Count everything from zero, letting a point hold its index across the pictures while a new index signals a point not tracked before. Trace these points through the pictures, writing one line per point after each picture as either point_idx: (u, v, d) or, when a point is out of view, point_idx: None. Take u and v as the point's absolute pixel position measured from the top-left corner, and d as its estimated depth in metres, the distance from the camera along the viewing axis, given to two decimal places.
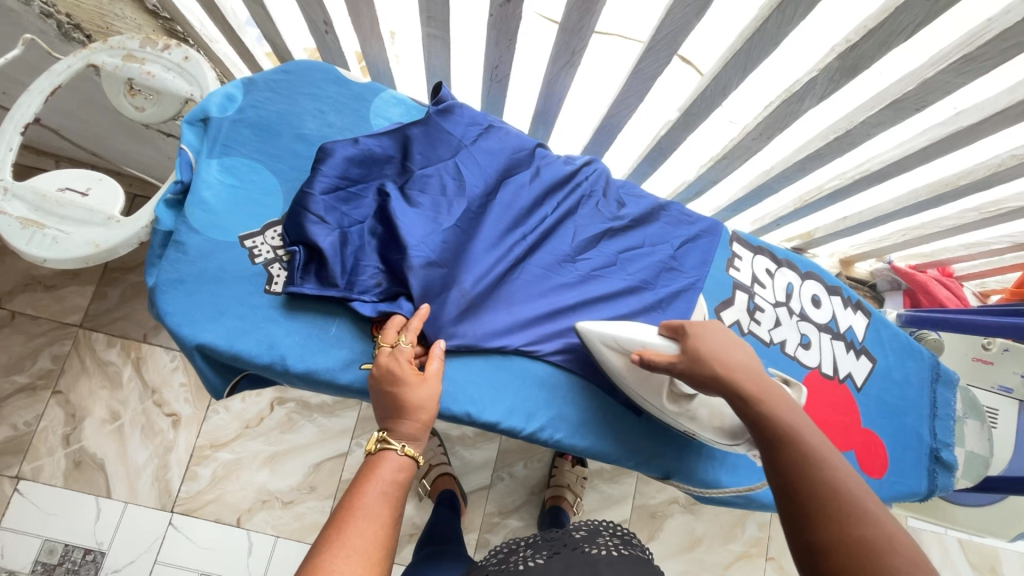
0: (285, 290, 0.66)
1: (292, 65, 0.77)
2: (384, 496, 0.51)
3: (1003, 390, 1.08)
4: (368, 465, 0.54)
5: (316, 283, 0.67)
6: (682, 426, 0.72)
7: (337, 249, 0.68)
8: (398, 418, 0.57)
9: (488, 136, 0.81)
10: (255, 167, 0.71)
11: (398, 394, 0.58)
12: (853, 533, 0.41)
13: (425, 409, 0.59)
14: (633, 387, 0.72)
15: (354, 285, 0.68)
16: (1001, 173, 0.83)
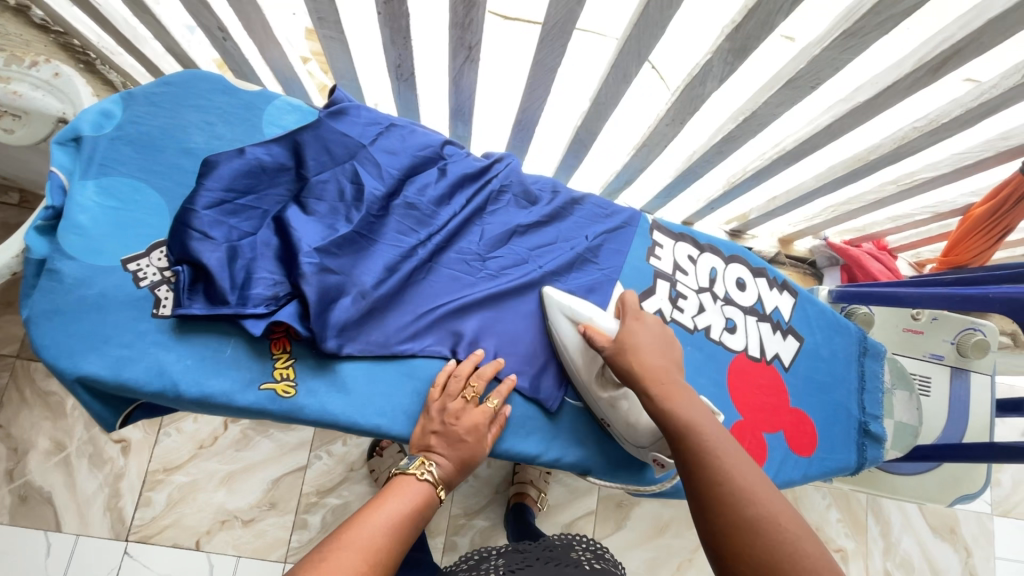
0: (171, 313, 0.63)
1: (175, 76, 0.74)
2: (401, 520, 0.54)
3: (935, 358, 1.10)
4: (395, 483, 0.59)
5: (205, 304, 0.64)
6: (602, 412, 0.75)
7: (225, 263, 0.65)
8: (449, 453, 0.64)
9: (389, 138, 0.79)
10: (136, 187, 0.68)
11: (463, 434, 0.65)
12: (749, 526, 0.46)
13: (475, 459, 0.65)
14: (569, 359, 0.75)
15: (246, 300, 0.65)
16: (906, 146, 0.84)
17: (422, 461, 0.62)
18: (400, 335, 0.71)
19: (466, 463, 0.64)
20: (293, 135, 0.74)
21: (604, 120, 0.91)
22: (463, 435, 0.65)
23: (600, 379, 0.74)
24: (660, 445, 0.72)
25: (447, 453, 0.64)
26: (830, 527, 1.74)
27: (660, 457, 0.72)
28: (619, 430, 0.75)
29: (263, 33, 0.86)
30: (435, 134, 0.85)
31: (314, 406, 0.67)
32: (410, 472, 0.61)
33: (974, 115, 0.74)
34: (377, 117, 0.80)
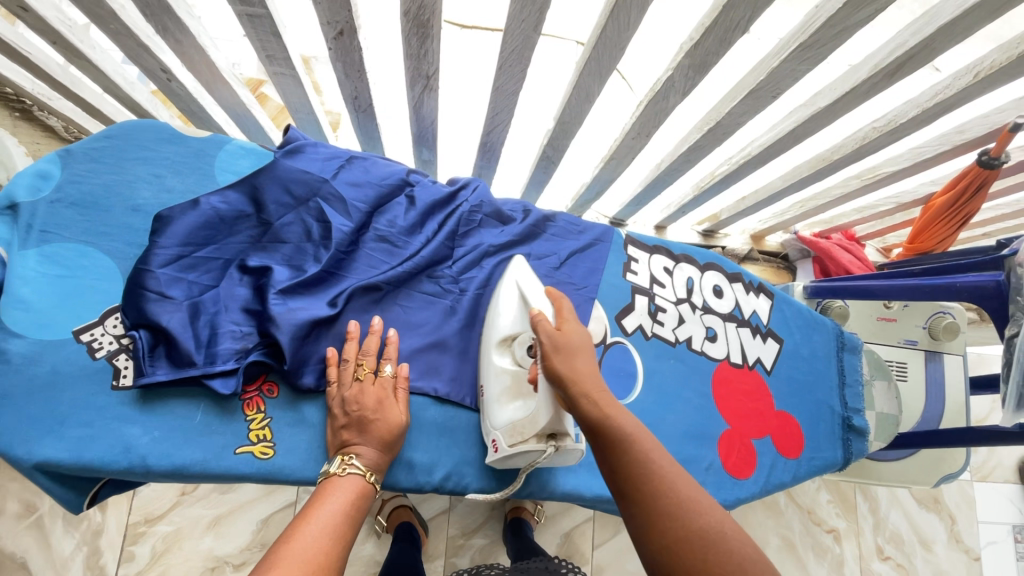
0: (134, 383, 0.59)
1: (116, 129, 0.70)
2: (340, 516, 0.52)
3: (909, 343, 1.13)
4: (322, 490, 0.56)
5: (168, 367, 0.61)
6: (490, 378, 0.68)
7: (188, 321, 0.62)
8: (367, 440, 0.60)
9: (352, 171, 0.76)
10: (84, 251, 0.64)
11: (369, 415, 0.61)
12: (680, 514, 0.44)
13: (389, 436, 0.62)
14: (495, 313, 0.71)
15: (214, 358, 0.62)
16: (867, 146, 0.85)
17: (343, 460, 0.59)
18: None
19: (387, 450, 0.61)
20: (250, 178, 0.70)
21: (571, 138, 0.90)
22: (372, 417, 0.61)
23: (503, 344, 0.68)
24: (509, 431, 0.63)
25: (366, 441, 0.61)
26: (821, 509, 1.78)
27: (499, 440, 0.64)
28: (490, 401, 0.67)
29: (209, 72, 0.82)
30: (399, 163, 0.82)
31: (295, 463, 0.64)
32: (333, 474, 0.58)
33: (930, 114, 0.75)
34: (338, 152, 0.77)
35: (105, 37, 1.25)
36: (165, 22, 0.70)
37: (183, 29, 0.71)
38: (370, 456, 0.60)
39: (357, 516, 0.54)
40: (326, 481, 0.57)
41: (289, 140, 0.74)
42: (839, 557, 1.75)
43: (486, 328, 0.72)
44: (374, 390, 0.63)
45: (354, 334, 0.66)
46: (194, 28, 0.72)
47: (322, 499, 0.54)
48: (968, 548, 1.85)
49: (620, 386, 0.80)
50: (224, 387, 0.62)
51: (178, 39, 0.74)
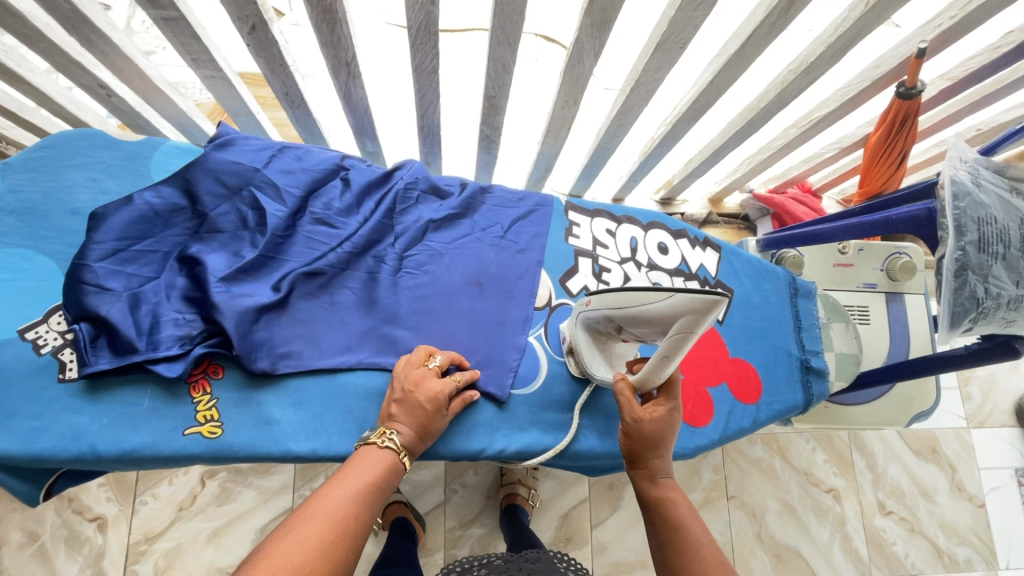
0: (78, 372, 0.62)
1: (53, 140, 0.73)
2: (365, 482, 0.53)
3: (868, 287, 1.13)
4: (355, 456, 0.56)
5: (111, 356, 0.63)
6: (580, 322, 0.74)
7: (129, 310, 0.65)
8: (409, 420, 0.61)
9: (286, 161, 0.79)
10: (27, 256, 0.67)
11: (414, 399, 0.63)
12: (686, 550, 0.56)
13: (433, 427, 0.63)
14: (599, 299, 0.68)
15: (156, 344, 0.64)
16: (790, 89, 0.86)
17: (384, 431, 0.59)
18: (331, 351, 0.71)
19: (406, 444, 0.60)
20: (185, 174, 0.73)
21: (503, 113, 0.92)
22: (422, 402, 0.62)
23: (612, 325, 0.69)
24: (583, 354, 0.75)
25: (407, 420, 0.61)
26: (818, 469, 1.78)
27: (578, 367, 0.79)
28: (579, 347, 0.76)
29: (144, 82, 0.85)
30: (333, 151, 0.85)
31: (245, 441, 0.66)
32: (371, 442, 0.58)
33: (836, 50, 0.77)
34: (273, 144, 0.80)
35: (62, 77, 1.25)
36: (87, 34, 0.73)
37: (106, 39, 0.74)
38: (407, 436, 0.60)
39: (385, 485, 0.54)
40: (363, 446, 0.58)
41: (221, 136, 0.77)
42: (841, 516, 1.74)
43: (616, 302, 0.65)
44: (436, 387, 0.65)
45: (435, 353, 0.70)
46: (117, 38, 0.75)
47: (353, 465, 0.55)
48: (972, 495, 1.84)
49: None
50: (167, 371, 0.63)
51: (105, 51, 0.77)
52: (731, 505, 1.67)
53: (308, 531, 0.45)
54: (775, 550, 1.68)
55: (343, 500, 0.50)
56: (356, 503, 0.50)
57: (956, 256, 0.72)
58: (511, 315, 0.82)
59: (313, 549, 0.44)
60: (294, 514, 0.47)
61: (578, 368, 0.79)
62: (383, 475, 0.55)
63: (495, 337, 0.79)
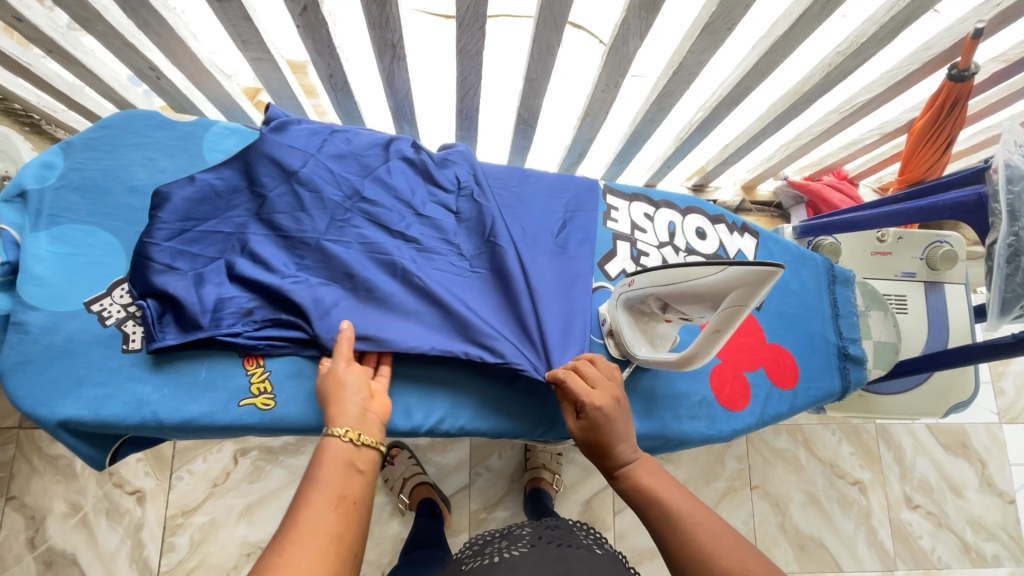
0: (147, 345, 0.64)
1: (111, 119, 0.75)
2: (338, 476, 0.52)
3: (907, 275, 1.12)
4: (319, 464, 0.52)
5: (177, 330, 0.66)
6: (621, 305, 0.75)
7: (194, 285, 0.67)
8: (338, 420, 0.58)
9: (342, 146, 0.81)
10: (90, 231, 0.69)
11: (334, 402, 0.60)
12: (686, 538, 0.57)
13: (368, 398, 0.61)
14: (646, 276, 0.70)
15: (220, 321, 0.66)
16: (836, 72, 0.85)
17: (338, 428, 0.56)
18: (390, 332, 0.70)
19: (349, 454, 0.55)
20: (241, 155, 0.75)
21: (542, 95, 0.92)
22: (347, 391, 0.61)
23: (659, 305, 0.70)
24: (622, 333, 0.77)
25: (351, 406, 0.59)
26: (844, 461, 1.76)
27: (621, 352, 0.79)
28: (621, 329, 0.77)
29: (192, 64, 0.87)
30: (381, 134, 0.85)
31: (297, 415, 0.68)
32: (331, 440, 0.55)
33: (889, 31, 0.76)
34: (328, 126, 0.81)
35: (113, 57, 1.28)
36: (144, 17, 0.75)
37: (161, 21, 0.76)
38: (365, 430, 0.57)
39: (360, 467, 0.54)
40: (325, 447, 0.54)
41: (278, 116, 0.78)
42: (866, 509, 1.73)
43: (664, 278, 0.66)
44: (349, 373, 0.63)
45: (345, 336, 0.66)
46: (171, 20, 0.77)
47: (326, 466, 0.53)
48: (1002, 491, 1.81)
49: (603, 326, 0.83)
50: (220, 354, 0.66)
51: (159, 32, 0.78)
52: (755, 495, 1.67)
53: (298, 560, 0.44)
54: (798, 540, 1.67)
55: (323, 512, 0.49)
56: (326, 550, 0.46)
57: (1009, 241, 0.70)
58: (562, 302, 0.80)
59: None
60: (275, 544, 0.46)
61: (618, 352, 0.80)
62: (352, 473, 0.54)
63: (551, 321, 0.77)
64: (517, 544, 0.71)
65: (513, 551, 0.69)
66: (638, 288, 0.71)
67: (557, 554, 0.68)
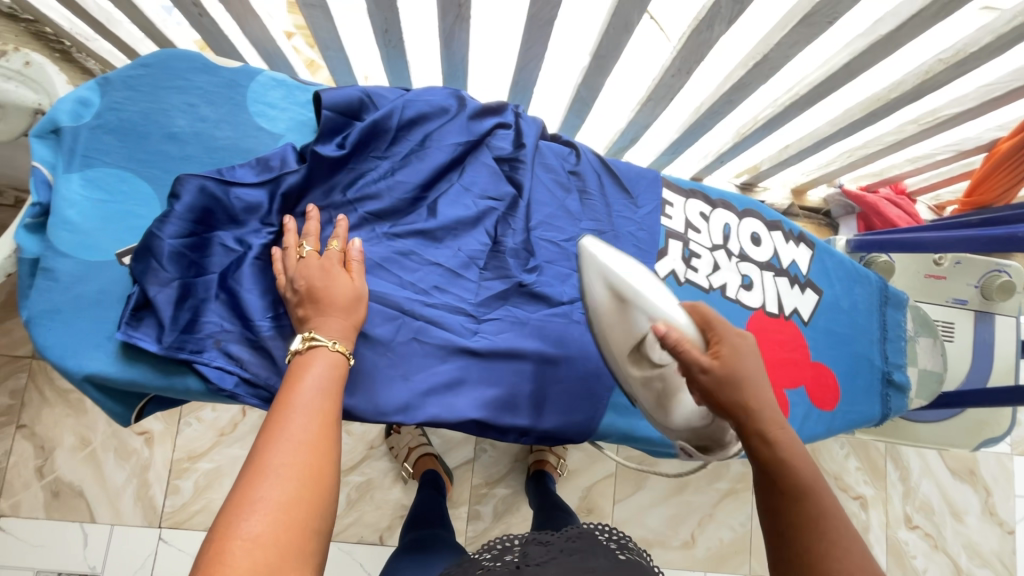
0: (167, 349, 0.61)
1: (152, 57, 0.70)
2: (314, 400, 0.50)
3: (958, 303, 1.07)
4: (298, 366, 0.53)
5: (176, 337, 0.61)
6: (629, 390, 0.63)
7: (210, 283, 0.64)
8: (314, 311, 0.57)
9: (402, 145, 0.74)
10: (125, 177, 0.66)
11: (317, 285, 0.59)
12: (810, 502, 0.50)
13: (338, 295, 0.59)
14: (602, 331, 0.61)
15: (253, 328, 0.64)
16: (931, 82, 0.79)
17: (308, 335, 0.55)
18: (419, 376, 0.70)
19: (353, 316, 0.59)
20: (282, 148, 0.69)
21: (607, 74, 0.86)
22: (322, 286, 0.59)
23: (634, 354, 0.60)
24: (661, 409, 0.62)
25: (329, 317, 0.57)
26: (849, 475, 1.75)
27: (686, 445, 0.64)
28: (648, 412, 0.64)
29: (239, 4, 0.80)
30: (445, 131, 0.76)
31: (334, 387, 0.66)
32: (301, 351, 0.55)
33: (1006, 41, 0.70)
34: (396, 108, 0.73)
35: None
36: None
37: None
38: (357, 289, 0.61)
39: (343, 381, 0.54)
40: (296, 358, 0.54)
41: (343, 100, 0.71)
42: (864, 524, 1.73)
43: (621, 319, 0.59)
44: (317, 263, 0.61)
45: (277, 257, 0.63)
46: None
47: (294, 382, 0.51)
48: (1002, 521, 1.81)
49: None
50: (240, 372, 0.63)
51: None
52: None
53: (254, 520, 0.41)
54: None
55: (290, 451, 0.45)
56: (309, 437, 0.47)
57: None
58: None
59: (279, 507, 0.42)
60: (255, 440, 0.46)
61: None
62: (340, 367, 0.55)
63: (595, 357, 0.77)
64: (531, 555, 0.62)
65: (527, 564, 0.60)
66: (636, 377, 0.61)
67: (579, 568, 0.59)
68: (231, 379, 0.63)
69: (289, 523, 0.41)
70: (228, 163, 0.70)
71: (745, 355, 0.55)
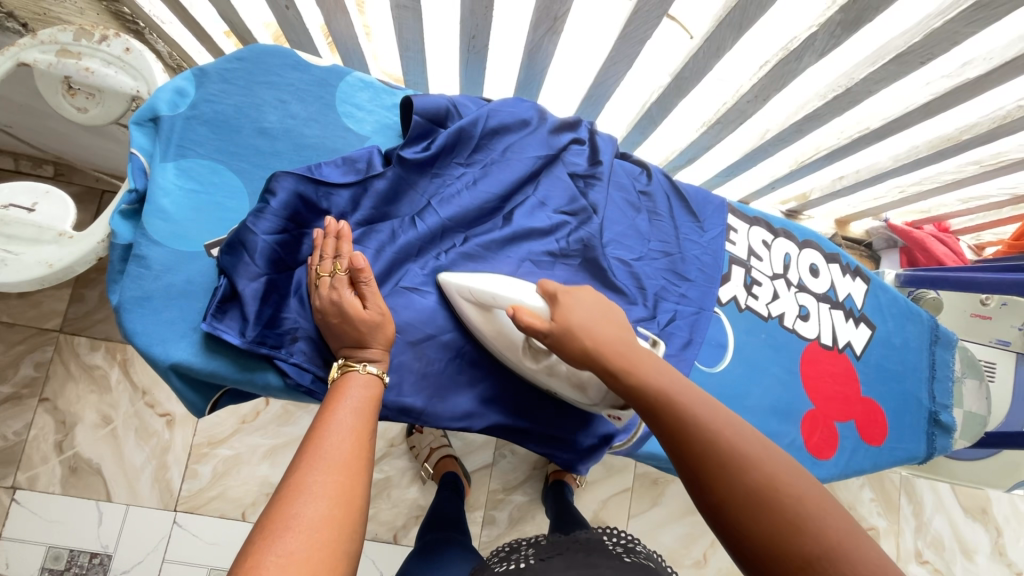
0: (250, 344, 0.60)
1: (246, 52, 0.70)
2: (350, 423, 0.49)
3: (1000, 344, 1.08)
4: (335, 388, 0.54)
5: (259, 333, 0.61)
6: (545, 381, 0.67)
7: (293, 280, 0.64)
8: (348, 340, 0.58)
9: (482, 154, 0.75)
10: (216, 170, 0.66)
11: (332, 319, 0.58)
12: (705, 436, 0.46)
13: (352, 328, 0.57)
14: (486, 336, 0.67)
15: None
16: (1007, 127, 0.80)
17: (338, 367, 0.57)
18: (485, 383, 0.71)
19: (378, 338, 0.58)
20: (367, 151, 0.70)
21: (683, 95, 0.86)
22: (334, 320, 0.58)
23: (528, 350, 0.64)
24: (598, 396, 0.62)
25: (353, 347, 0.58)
26: (862, 506, 1.74)
27: (612, 411, 0.63)
28: (568, 395, 0.66)
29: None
30: (524, 144, 0.77)
31: (407, 390, 0.66)
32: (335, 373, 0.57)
33: None
34: (481, 117, 0.74)
35: None
36: None
37: None
38: (371, 316, 0.58)
39: (377, 408, 0.54)
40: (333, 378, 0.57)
41: (432, 106, 0.70)
42: None
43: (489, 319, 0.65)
44: (325, 293, 0.58)
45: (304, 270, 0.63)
46: None
47: (329, 405, 0.51)
48: (1010, 561, 1.82)
49: (710, 355, 0.81)
50: (318, 370, 0.63)
51: None
52: None
53: (289, 538, 0.39)
54: None
55: (324, 472, 0.44)
56: (344, 458, 0.46)
57: None
58: (676, 360, 0.77)
59: (313, 525, 0.40)
60: (293, 460, 0.46)
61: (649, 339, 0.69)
62: (378, 393, 0.56)
63: None
64: (538, 553, 0.60)
65: (531, 559, 0.58)
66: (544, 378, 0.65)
67: (584, 564, 0.55)
68: (308, 377, 0.63)
69: (326, 541, 0.40)
70: (315, 162, 0.70)
71: (576, 307, 0.57)
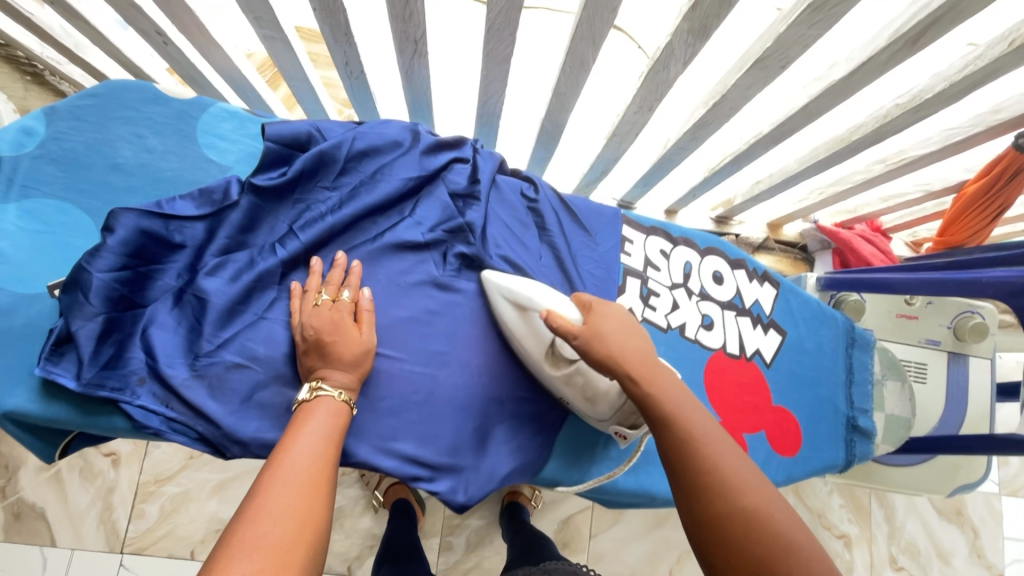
0: (85, 387, 0.57)
1: (101, 89, 0.71)
2: (317, 446, 0.48)
3: (930, 343, 1.06)
4: (302, 413, 0.52)
5: (97, 374, 0.58)
6: (560, 389, 0.70)
7: (138, 318, 0.62)
8: (339, 363, 0.58)
9: (350, 177, 0.73)
10: (63, 208, 0.65)
11: (327, 337, 0.59)
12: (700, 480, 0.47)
13: (349, 351, 0.59)
14: (515, 336, 0.71)
15: (171, 364, 0.61)
16: (890, 125, 0.79)
17: (313, 386, 0.55)
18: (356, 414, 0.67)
19: (359, 370, 0.59)
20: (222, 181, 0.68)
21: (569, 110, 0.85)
22: (331, 340, 0.59)
23: (550, 355, 0.67)
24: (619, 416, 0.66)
25: (334, 369, 0.57)
26: (832, 513, 1.69)
27: (620, 429, 0.65)
28: (578, 406, 0.70)
29: (200, 35, 0.79)
30: (396, 165, 0.76)
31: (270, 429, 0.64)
32: (305, 401, 0.54)
33: (960, 88, 0.69)
34: (345, 140, 0.72)
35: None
36: None
37: None
38: (367, 339, 0.61)
39: (341, 438, 0.52)
40: (299, 408, 0.54)
41: (289, 133, 0.69)
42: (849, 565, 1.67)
43: (512, 336, 0.71)
44: (329, 313, 0.61)
45: (295, 290, 0.66)
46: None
47: (295, 430, 0.49)
48: (990, 564, 1.76)
49: None
50: (165, 411, 0.60)
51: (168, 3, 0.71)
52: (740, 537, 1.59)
53: (249, 559, 0.36)
54: None
55: (291, 495, 0.41)
56: (310, 483, 0.43)
57: None
58: None
59: (273, 549, 0.37)
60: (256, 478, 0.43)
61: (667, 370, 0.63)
62: (343, 421, 0.54)
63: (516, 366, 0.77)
64: None
65: None
66: (559, 387, 0.69)
67: None
68: (154, 420, 0.60)
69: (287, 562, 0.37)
70: (172, 195, 0.68)
71: (608, 317, 0.58)
